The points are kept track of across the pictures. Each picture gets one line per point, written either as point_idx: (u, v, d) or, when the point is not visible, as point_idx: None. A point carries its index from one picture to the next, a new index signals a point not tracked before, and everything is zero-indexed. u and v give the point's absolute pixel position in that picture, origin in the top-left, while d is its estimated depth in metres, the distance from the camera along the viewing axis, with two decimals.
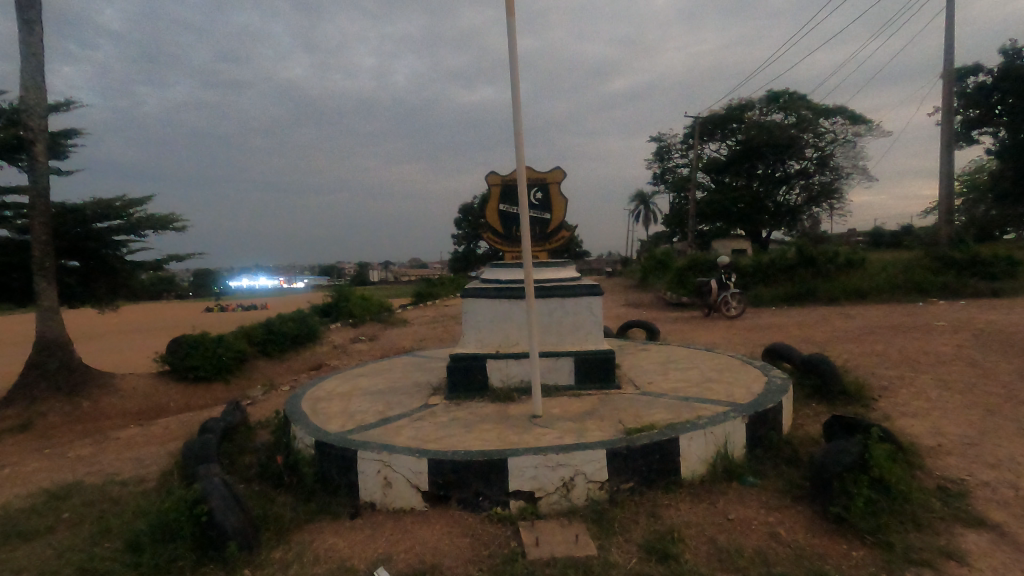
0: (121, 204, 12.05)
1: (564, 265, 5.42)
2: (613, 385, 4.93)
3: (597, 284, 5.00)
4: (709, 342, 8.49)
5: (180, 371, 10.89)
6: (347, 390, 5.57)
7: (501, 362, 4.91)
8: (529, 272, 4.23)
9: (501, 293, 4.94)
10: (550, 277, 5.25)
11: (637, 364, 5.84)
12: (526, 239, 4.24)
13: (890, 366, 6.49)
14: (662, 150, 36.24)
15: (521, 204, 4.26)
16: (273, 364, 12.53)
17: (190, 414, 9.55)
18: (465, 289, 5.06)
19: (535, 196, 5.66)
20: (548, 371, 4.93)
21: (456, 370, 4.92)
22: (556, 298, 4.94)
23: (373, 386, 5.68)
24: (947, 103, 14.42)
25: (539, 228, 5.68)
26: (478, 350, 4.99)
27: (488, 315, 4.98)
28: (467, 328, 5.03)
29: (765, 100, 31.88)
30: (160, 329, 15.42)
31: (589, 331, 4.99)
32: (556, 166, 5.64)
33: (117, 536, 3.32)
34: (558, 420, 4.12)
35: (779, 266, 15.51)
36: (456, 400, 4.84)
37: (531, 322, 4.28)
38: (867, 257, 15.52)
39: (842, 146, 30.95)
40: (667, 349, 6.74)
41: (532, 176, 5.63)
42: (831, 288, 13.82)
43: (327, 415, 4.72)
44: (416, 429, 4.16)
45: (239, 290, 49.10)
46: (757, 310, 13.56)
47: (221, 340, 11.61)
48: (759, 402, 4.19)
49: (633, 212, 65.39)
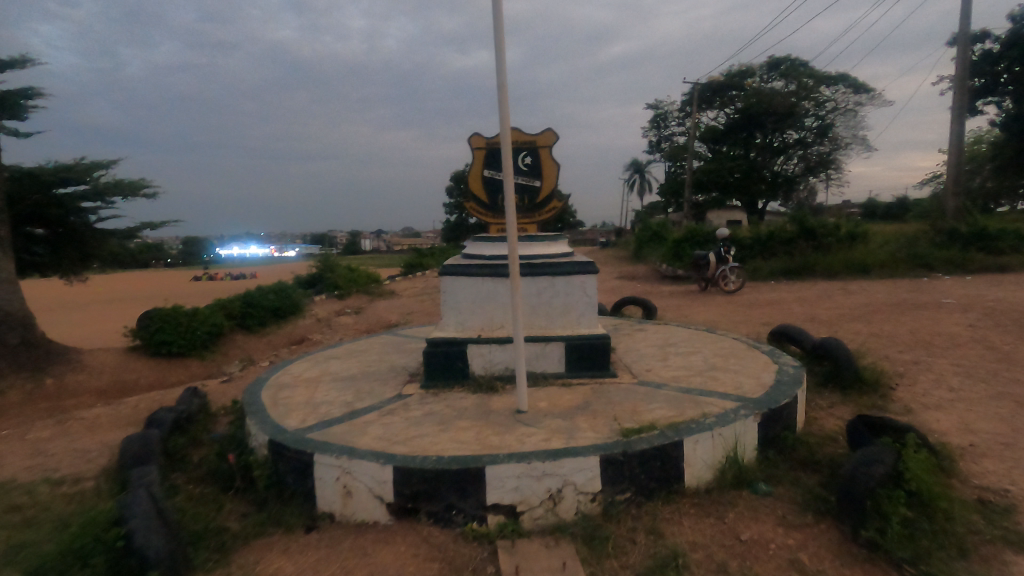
0: (86, 167, 11.30)
1: (556, 239, 4.87)
2: (608, 373, 4.45)
3: (592, 262, 4.48)
4: (709, 320, 8.05)
5: (151, 347, 10.37)
6: (315, 376, 5.03)
7: (484, 347, 4.41)
8: (514, 249, 3.66)
9: (483, 271, 4.42)
10: (541, 252, 4.72)
11: (634, 348, 5.35)
12: (510, 208, 3.65)
13: (903, 348, 6.05)
14: (659, 118, 35.32)
15: (505, 168, 3.67)
16: (252, 339, 12.02)
17: (162, 393, 9.07)
18: (444, 266, 4.53)
19: (524, 161, 5.08)
20: (535, 358, 4.43)
21: (432, 356, 4.41)
22: (544, 277, 4.45)
23: (345, 371, 5.17)
24: (961, 68, 13.72)
25: (528, 197, 5.12)
26: (458, 334, 4.50)
27: (469, 295, 4.47)
28: (446, 309, 4.52)
29: (765, 67, 30.91)
30: (135, 300, 14.78)
31: (581, 314, 4.50)
32: (547, 127, 5.04)
33: (25, 556, 2.84)
34: (545, 416, 3.64)
35: (779, 239, 15.02)
36: (432, 389, 4.36)
37: (517, 308, 3.74)
38: (869, 230, 15.05)
39: (842, 115, 30.21)
40: (667, 329, 6.25)
41: (520, 139, 5.03)
42: (832, 262, 13.38)
43: (286, 407, 4.20)
44: (384, 425, 3.67)
45: (229, 258, 48.23)
46: (756, 285, 13.11)
47: (196, 314, 11.07)
48: (773, 396, 3.72)
49: (627, 182, 64.35)
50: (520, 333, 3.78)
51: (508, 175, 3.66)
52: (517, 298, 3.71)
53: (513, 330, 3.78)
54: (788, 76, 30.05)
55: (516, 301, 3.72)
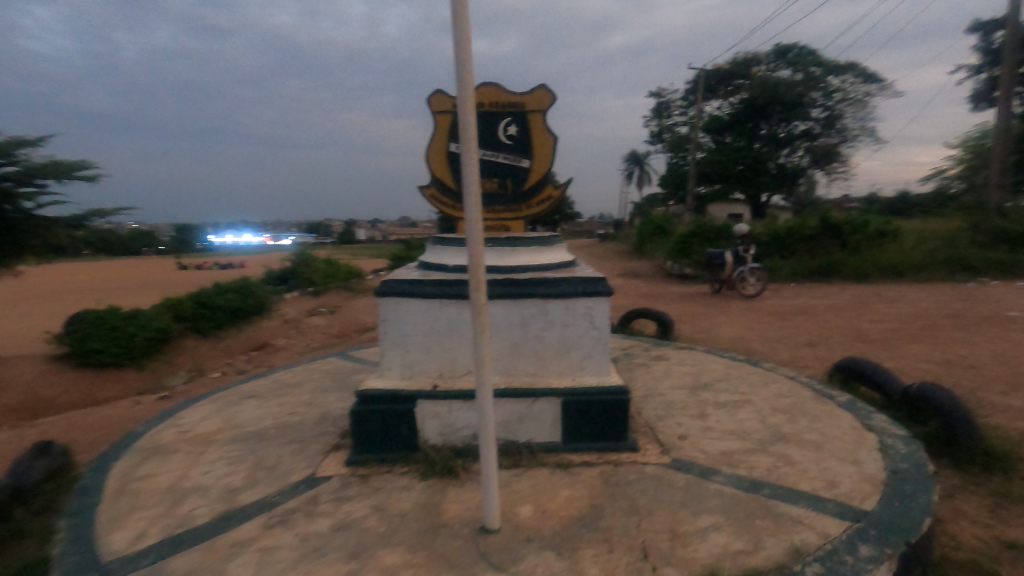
0: (8, 145, 9.73)
1: (551, 244, 3.40)
2: (624, 443, 3.00)
3: (604, 279, 3.02)
4: (738, 338, 6.61)
5: (79, 357, 8.90)
6: (208, 433, 3.55)
7: (440, 405, 2.97)
8: (477, 269, 2.16)
9: (442, 290, 2.98)
10: (530, 264, 3.26)
11: (657, 393, 3.91)
12: (472, 199, 2.12)
13: (1007, 385, 4.58)
14: (661, 107, 33.79)
15: (463, 128, 2.10)
16: (204, 344, 10.54)
17: (83, 415, 7.62)
18: (383, 282, 3.07)
19: (507, 132, 3.60)
20: (518, 422, 3.00)
21: (364, 419, 2.96)
22: (533, 299, 3.00)
23: (254, 423, 3.70)
24: (1008, 46, 12.17)
25: (512, 184, 3.65)
26: (405, 383, 3.06)
27: (421, 325, 3.04)
28: (386, 347, 3.07)
29: (772, 54, 29.41)
30: (83, 295, 13.21)
31: (586, 355, 3.06)
32: (541, 84, 3.56)
33: None
34: (529, 546, 2.19)
35: (799, 236, 13.55)
36: (362, 468, 2.91)
37: (484, 371, 2.20)
38: (900, 227, 13.59)
39: (852, 106, 28.74)
40: (696, 358, 4.79)
41: (501, 99, 3.55)
42: (860, 263, 11.97)
43: (131, 498, 2.74)
44: (264, 554, 2.23)
45: (220, 246, 46.51)
46: (778, 288, 11.67)
47: (136, 318, 9.65)
48: (901, 511, 2.28)
49: (627, 172, 62.78)
50: (491, 413, 2.24)
51: (470, 138, 2.09)
52: (483, 354, 2.18)
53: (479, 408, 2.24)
54: (796, 65, 28.53)
55: (481, 359, 2.19)
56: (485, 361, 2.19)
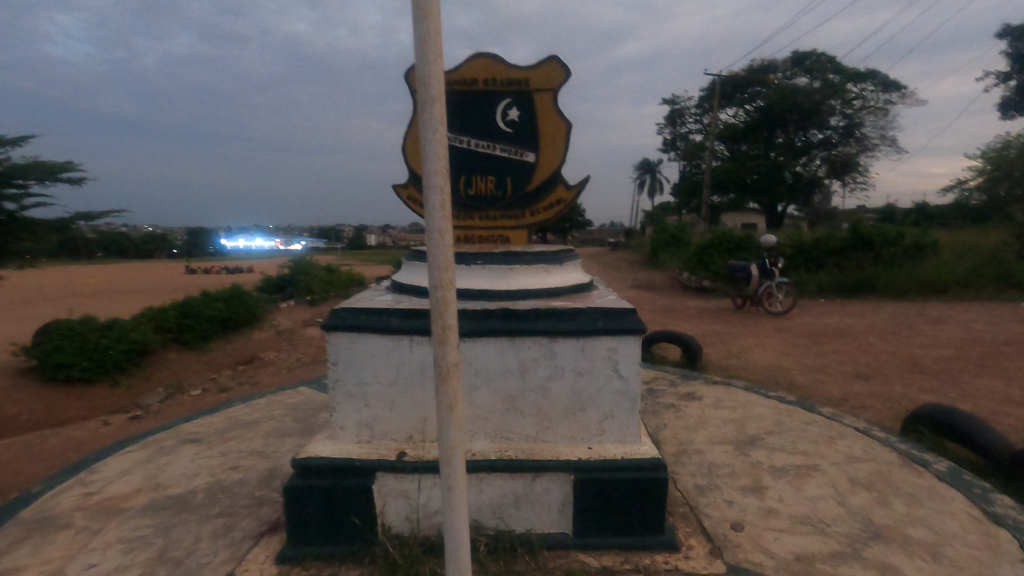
0: None
1: (559, 262, 2.61)
2: (659, 538, 2.18)
3: (634, 312, 2.22)
4: (775, 367, 5.77)
5: (48, 372, 8.23)
6: (120, 498, 2.78)
7: (407, 480, 2.19)
8: (446, 308, 1.37)
9: (411, 323, 2.20)
10: (532, 289, 2.46)
11: (695, 451, 3.09)
12: (436, 194, 1.35)
13: None
14: (674, 115, 32.97)
15: (424, 85, 1.34)
16: (189, 357, 9.84)
17: (41, 437, 6.89)
18: (335, 311, 2.28)
19: (507, 116, 2.80)
20: (512, 506, 2.20)
21: (302, 500, 2.17)
22: (538, 337, 2.20)
23: (182, 483, 2.92)
24: None
25: (513, 182, 2.87)
26: (363, 449, 2.27)
27: (382, 369, 2.25)
28: (337, 398, 2.29)
29: (789, 62, 28.52)
30: (67, 303, 12.54)
31: (609, 414, 2.26)
32: (551, 56, 2.77)
33: None
34: None
35: (827, 249, 12.63)
36: (296, 568, 2.12)
37: (454, 470, 1.42)
38: (936, 239, 12.64)
39: (872, 114, 27.68)
40: (735, 398, 3.97)
41: (499, 75, 2.77)
42: (895, 279, 11.08)
43: None
44: None
45: (228, 249, 46.14)
46: (806, 304, 10.78)
47: (112, 329, 9.02)
48: None
49: (638, 181, 62.06)
50: (465, 529, 1.47)
51: (437, 100, 1.33)
52: (454, 441, 1.41)
53: (446, 525, 1.47)
54: (814, 73, 27.61)
55: (449, 448, 1.41)
56: (456, 450, 1.42)
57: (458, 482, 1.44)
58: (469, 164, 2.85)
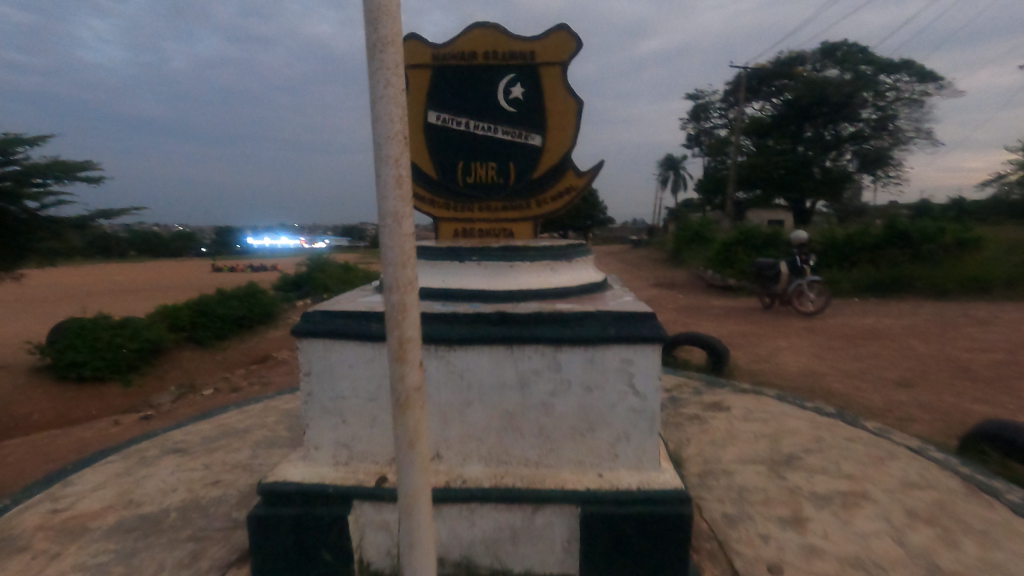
0: None
1: (566, 258, 2.28)
2: None
3: (652, 316, 1.89)
4: (808, 372, 5.35)
5: (61, 371, 8.20)
6: (86, 517, 2.55)
7: (387, 511, 1.90)
8: (404, 315, 1.07)
9: None
10: (535, 288, 2.14)
11: (723, 472, 2.73)
12: (389, 164, 1.04)
13: None
14: (698, 109, 32.20)
15: (373, 24, 1.03)
16: (202, 356, 9.76)
17: (49, 438, 6.81)
18: (308, 314, 2.00)
19: (510, 93, 2.49)
20: (509, 541, 1.90)
21: (268, 531, 1.89)
22: (540, 344, 1.88)
23: (154, 501, 2.68)
24: None
25: (516, 169, 2.55)
26: (339, 473, 1.98)
27: (360, 380, 1.96)
28: (310, 413, 2.00)
29: (819, 53, 27.56)
30: (86, 302, 12.60)
31: (622, 436, 1.93)
32: (560, 24, 2.43)
33: None
34: None
35: (861, 245, 12.03)
36: None
37: (417, 522, 1.12)
38: (979, 235, 11.93)
39: (906, 107, 26.53)
40: (767, 409, 3.59)
41: (502, 46, 2.46)
42: (935, 277, 10.46)
43: None
44: None
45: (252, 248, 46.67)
46: (839, 304, 10.23)
47: (126, 328, 8.97)
48: None
49: (661, 178, 61.11)
50: None
51: (391, 43, 1.02)
52: (417, 486, 1.10)
53: None
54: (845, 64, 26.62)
55: (411, 495, 1.11)
56: (419, 498, 1.11)
57: (422, 537, 1.13)
58: (466, 148, 2.54)
